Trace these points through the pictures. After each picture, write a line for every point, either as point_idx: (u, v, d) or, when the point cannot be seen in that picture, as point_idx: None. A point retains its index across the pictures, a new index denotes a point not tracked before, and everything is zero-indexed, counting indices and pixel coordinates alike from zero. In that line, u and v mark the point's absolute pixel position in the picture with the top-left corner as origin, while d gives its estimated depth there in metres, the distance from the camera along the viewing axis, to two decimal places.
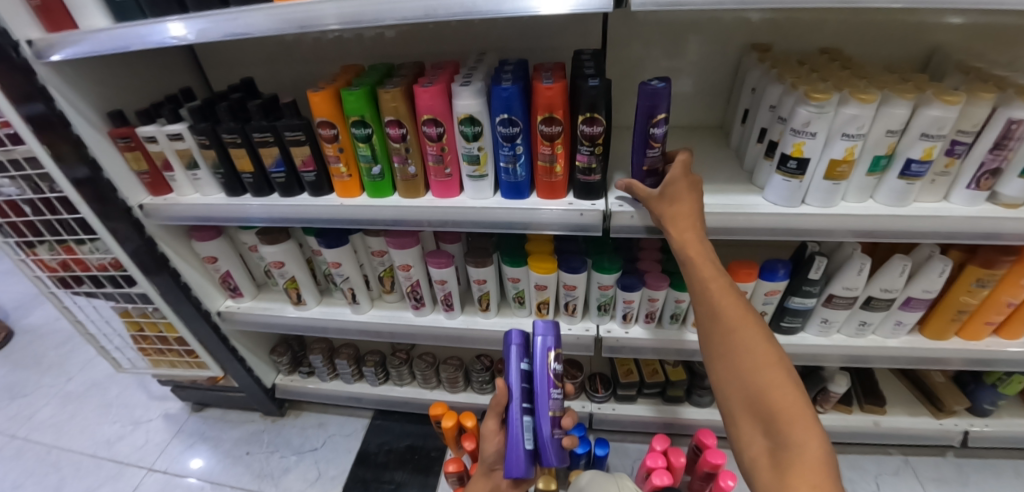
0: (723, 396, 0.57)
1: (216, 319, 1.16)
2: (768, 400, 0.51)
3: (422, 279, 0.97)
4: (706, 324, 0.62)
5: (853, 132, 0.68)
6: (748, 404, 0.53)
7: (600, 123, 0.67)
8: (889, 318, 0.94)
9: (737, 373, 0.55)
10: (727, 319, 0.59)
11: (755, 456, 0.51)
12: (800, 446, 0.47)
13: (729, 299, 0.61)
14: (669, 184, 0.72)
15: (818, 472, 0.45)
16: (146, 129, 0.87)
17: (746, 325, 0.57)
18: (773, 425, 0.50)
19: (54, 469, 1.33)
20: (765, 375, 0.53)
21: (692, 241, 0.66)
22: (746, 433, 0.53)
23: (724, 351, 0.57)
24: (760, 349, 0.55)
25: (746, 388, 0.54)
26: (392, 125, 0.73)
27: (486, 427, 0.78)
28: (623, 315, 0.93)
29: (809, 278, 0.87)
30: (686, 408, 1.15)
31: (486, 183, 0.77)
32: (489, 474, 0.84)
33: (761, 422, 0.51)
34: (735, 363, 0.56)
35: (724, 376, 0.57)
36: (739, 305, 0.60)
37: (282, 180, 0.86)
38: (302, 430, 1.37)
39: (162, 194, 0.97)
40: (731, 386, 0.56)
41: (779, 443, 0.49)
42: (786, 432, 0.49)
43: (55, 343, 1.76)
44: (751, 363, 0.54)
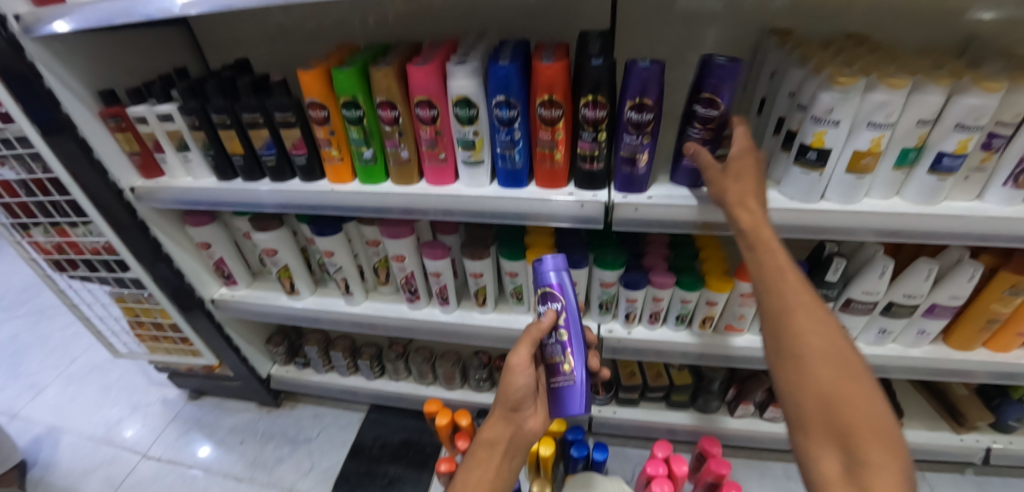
0: (784, 402, 0.51)
1: (210, 307, 1.13)
2: (848, 416, 0.45)
3: (416, 271, 0.94)
4: (771, 320, 0.53)
5: (880, 121, 0.62)
6: (819, 415, 0.47)
7: (604, 106, 0.63)
8: (911, 326, 0.88)
9: (807, 387, 0.48)
10: (791, 307, 0.52)
11: (824, 472, 0.45)
12: (881, 467, 0.42)
13: (804, 296, 0.52)
14: (744, 150, 0.61)
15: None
16: (136, 108, 0.85)
17: (815, 318, 0.51)
18: (850, 442, 0.44)
19: (51, 451, 1.33)
20: (841, 383, 0.47)
21: (762, 224, 0.57)
22: (813, 447, 0.47)
23: (796, 353, 0.50)
24: (834, 351, 0.49)
25: (817, 398, 0.47)
26: (384, 106, 0.70)
27: (514, 359, 0.66)
28: (626, 314, 0.88)
29: (826, 280, 0.81)
30: (691, 413, 1.09)
31: (482, 170, 0.73)
32: (508, 417, 0.70)
33: (835, 435, 0.45)
34: (804, 364, 0.49)
35: (790, 379, 0.50)
36: (811, 295, 0.52)
37: (273, 163, 0.82)
38: (296, 421, 1.35)
39: (155, 176, 0.95)
40: (796, 393, 0.49)
41: (858, 463, 0.43)
42: (865, 452, 0.43)
43: (59, 325, 1.76)
44: (823, 368, 0.48)
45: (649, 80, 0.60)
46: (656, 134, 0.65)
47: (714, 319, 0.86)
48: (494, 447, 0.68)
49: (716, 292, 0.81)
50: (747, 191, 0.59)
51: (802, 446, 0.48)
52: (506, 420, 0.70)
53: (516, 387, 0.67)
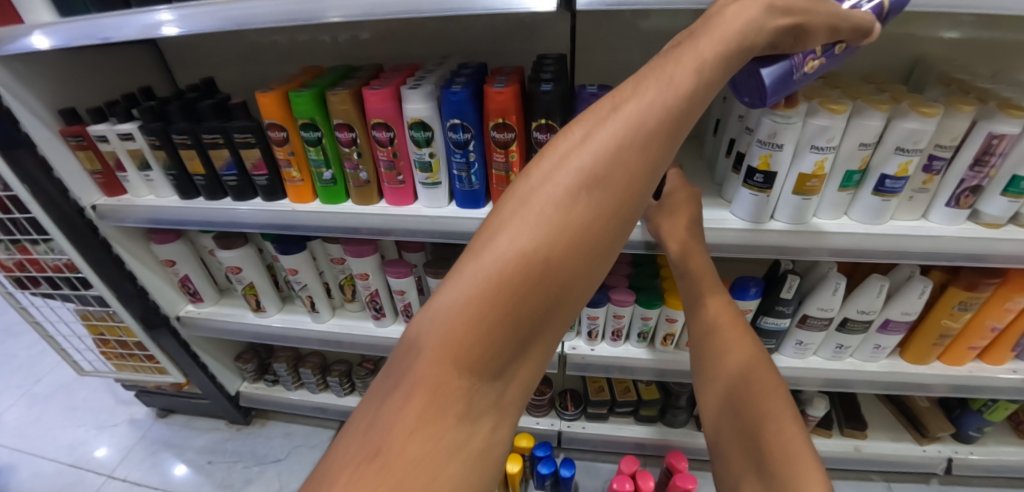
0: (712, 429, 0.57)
1: (176, 325, 1.12)
2: (766, 439, 0.49)
3: (382, 289, 0.94)
4: (699, 349, 0.63)
5: (822, 145, 0.64)
6: (739, 438, 0.52)
7: (555, 130, 0.64)
8: (867, 342, 0.90)
9: (732, 411, 0.54)
10: (720, 340, 0.60)
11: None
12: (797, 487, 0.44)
13: (727, 325, 0.62)
14: (677, 191, 0.70)
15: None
16: (97, 127, 0.84)
17: (741, 349, 0.59)
18: (766, 464, 0.48)
19: (12, 474, 1.30)
20: (760, 404, 0.52)
21: (695, 257, 0.66)
22: (736, 467, 0.51)
23: (720, 379, 0.58)
24: (759, 375, 0.55)
25: (738, 421, 0.53)
26: (342, 128, 0.71)
27: (628, 100, 0.36)
28: (589, 331, 0.89)
29: (781, 297, 0.83)
30: (659, 428, 1.10)
31: (440, 191, 0.74)
32: (437, 380, 0.33)
33: (752, 455, 0.50)
34: (730, 390, 0.56)
35: (716, 404, 0.57)
36: (738, 329, 0.61)
37: (235, 183, 0.82)
38: (267, 440, 1.33)
39: (118, 194, 0.94)
40: (723, 418, 0.55)
41: (772, 482, 0.46)
42: (782, 472, 0.46)
43: (27, 342, 1.73)
44: (749, 392, 0.54)
45: None
46: None
47: (674, 336, 0.88)
48: (498, 333, 0.33)
49: (675, 309, 0.83)
50: (678, 224, 0.67)
51: (728, 469, 0.52)
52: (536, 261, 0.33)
53: (596, 197, 0.34)
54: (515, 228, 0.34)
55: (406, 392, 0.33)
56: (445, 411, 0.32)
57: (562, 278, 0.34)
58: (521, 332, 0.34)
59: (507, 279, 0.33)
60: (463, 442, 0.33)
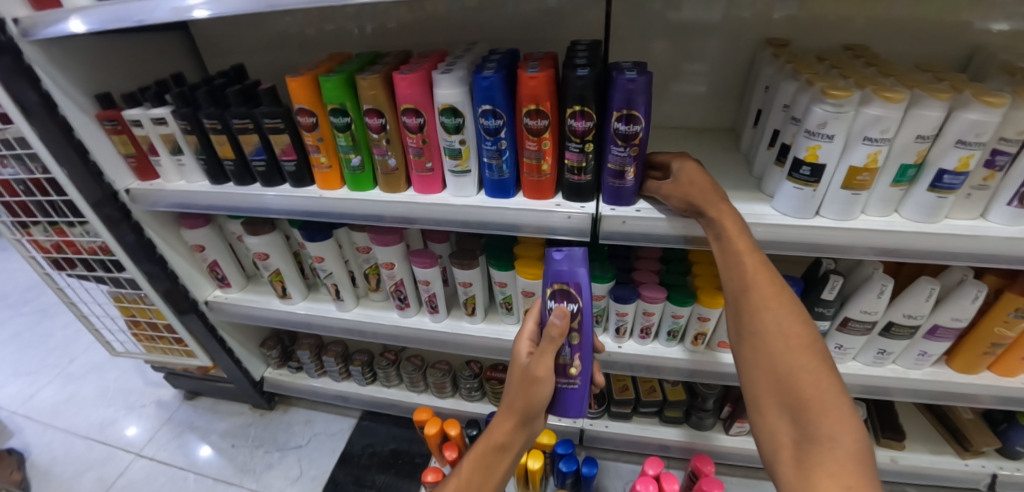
0: (745, 379, 0.56)
1: (204, 309, 1.14)
2: (799, 392, 0.50)
3: (406, 279, 0.93)
4: (734, 301, 0.59)
5: (876, 136, 0.60)
6: (775, 390, 0.52)
7: (590, 118, 0.62)
8: (911, 348, 0.85)
9: (766, 364, 0.53)
10: (754, 296, 0.57)
11: (779, 444, 0.50)
12: (832, 439, 0.46)
13: (764, 275, 0.57)
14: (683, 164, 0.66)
15: (852, 470, 0.44)
16: (131, 112, 0.85)
17: (776, 304, 0.55)
18: (801, 414, 0.49)
19: (46, 449, 1.34)
20: (791, 359, 0.52)
21: (726, 213, 0.61)
22: (771, 417, 0.52)
23: (754, 332, 0.55)
24: (789, 331, 0.53)
25: (772, 375, 0.52)
26: (371, 114, 0.69)
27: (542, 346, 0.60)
28: (617, 328, 0.87)
29: (822, 298, 0.79)
30: (684, 430, 1.07)
31: (468, 180, 0.72)
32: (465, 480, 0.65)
33: (789, 411, 0.50)
34: (764, 345, 0.54)
35: (750, 359, 0.55)
36: (772, 282, 0.57)
37: (263, 169, 0.83)
38: (289, 426, 1.35)
39: (150, 179, 0.95)
40: (758, 372, 0.54)
41: (807, 433, 0.48)
42: (816, 424, 0.47)
43: (62, 324, 1.79)
44: (781, 347, 0.53)
45: (635, 92, 0.59)
46: (644, 146, 0.64)
47: (706, 336, 0.85)
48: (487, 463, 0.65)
49: (709, 308, 0.79)
50: (706, 188, 0.63)
51: (762, 418, 0.53)
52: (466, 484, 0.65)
53: (523, 395, 0.61)
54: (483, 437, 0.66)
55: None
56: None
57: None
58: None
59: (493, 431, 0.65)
60: None
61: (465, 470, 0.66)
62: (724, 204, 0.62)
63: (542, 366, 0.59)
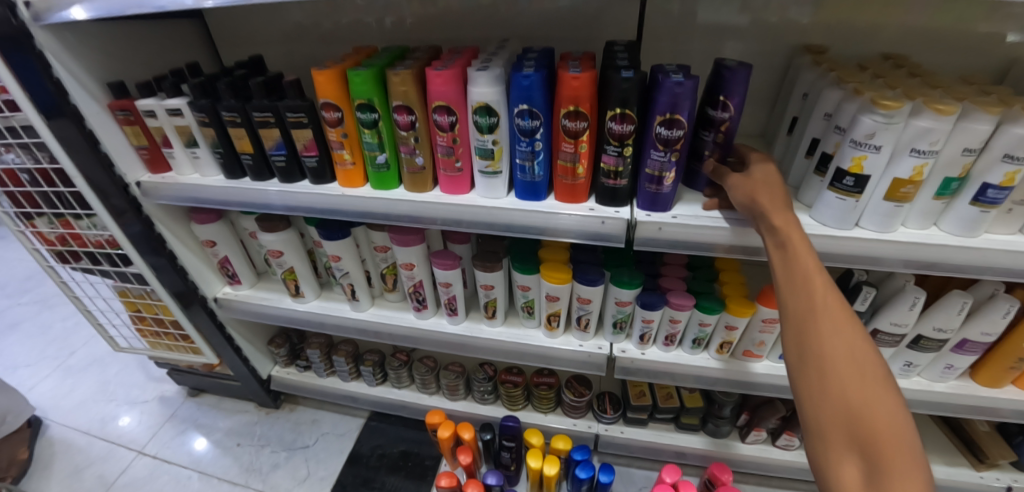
0: (806, 408, 0.48)
1: (212, 305, 1.11)
2: (874, 431, 0.43)
3: (425, 280, 0.91)
4: (793, 320, 0.51)
5: (924, 149, 0.58)
6: (842, 423, 0.45)
7: (631, 121, 0.60)
8: (938, 361, 0.84)
9: (832, 393, 0.46)
10: (823, 322, 0.48)
11: (842, 479, 0.44)
12: (904, 487, 0.40)
13: (832, 298, 0.49)
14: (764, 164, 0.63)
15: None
16: (145, 102, 0.83)
17: (847, 327, 0.48)
18: (874, 454, 0.42)
19: (46, 444, 1.31)
20: (862, 393, 0.45)
21: (792, 225, 0.55)
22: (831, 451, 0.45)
23: (818, 356, 0.48)
24: (860, 359, 0.46)
25: (840, 407, 0.45)
26: (401, 111, 0.67)
27: None
28: (641, 335, 0.85)
29: (853, 310, 0.77)
30: (701, 437, 1.06)
31: (499, 181, 0.70)
32: None
33: (860, 447, 0.43)
34: (833, 374, 0.46)
35: (813, 384, 0.47)
36: (843, 306, 0.49)
37: (283, 165, 0.80)
38: (295, 425, 1.33)
39: (161, 171, 0.93)
40: (820, 399, 0.47)
41: (878, 476, 0.41)
42: (889, 469, 0.41)
43: (62, 314, 1.76)
44: (852, 378, 0.45)
45: (681, 96, 0.57)
46: (684, 152, 0.62)
47: (732, 345, 0.83)
48: None
49: (737, 317, 0.77)
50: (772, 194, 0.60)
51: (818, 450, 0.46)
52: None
53: None
54: None
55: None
56: None
57: None
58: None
59: None
60: None
61: None
62: (789, 213, 0.57)
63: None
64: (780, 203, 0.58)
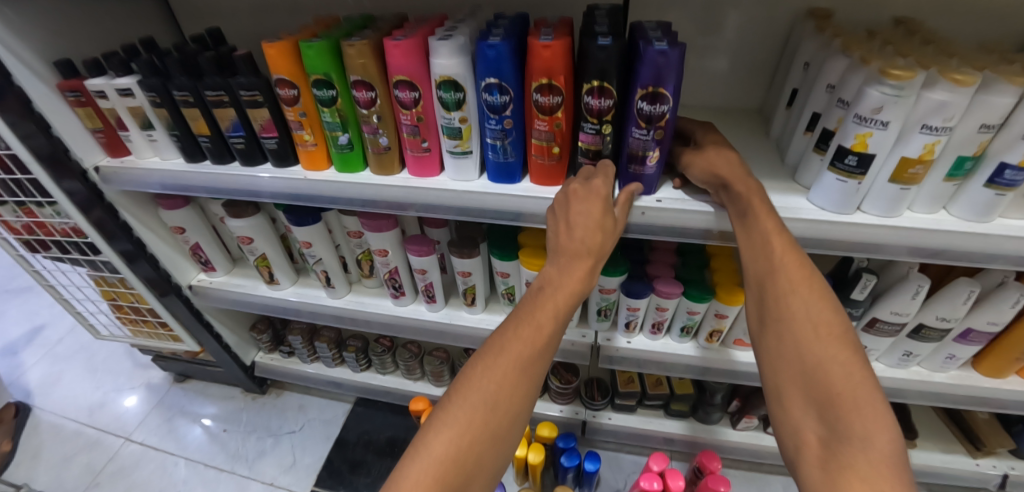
0: (768, 371, 0.50)
1: (188, 293, 1.08)
2: (831, 386, 0.44)
3: (401, 266, 0.86)
4: (756, 285, 0.54)
5: (937, 125, 0.52)
6: (800, 381, 0.46)
7: (610, 95, 0.54)
8: (939, 350, 0.80)
9: (791, 354, 0.48)
10: (780, 283, 0.51)
11: (803, 441, 0.45)
12: (865, 441, 0.40)
13: (791, 259, 0.51)
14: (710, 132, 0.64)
15: (887, 476, 0.38)
16: (94, 81, 0.76)
17: (805, 289, 0.50)
18: (831, 411, 0.43)
19: (34, 433, 1.31)
20: (819, 349, 0.46)
21: (752, 187, 0.55)
22: (794, 411, 0.46)
23: (777, 317, 0.50)
24: (819, 318, 0.48)
25: (798, 365, 0.47)
26: (359, 86, 0.61)
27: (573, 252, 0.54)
28: (626, 323, 0.81)
29: (852, 298, 0.73)
30: (690, 423, 1.04)
31: (469, 162, 0.65)
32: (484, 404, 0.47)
33: (816, 404, 0.45)
34: (790, 333, 0.48)
35: (773, 347, 0.49)
36: (801, 266, 0.51)
37: (242, 146, 0.75)
38: (281, 412, 1.32)
39: (120, 155, 0.87)
40: (781, 361, 0.49)
41: (838, 433, 0.42)
42: (847, 422, 0.42)
43: (48, 302, 1.73)
44: (809, 335, 0.47)
45: (666, 67, 0.50)
46: (669, 129, 0.56)
47: (722, 333, 0.78)
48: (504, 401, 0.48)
49: (727, 305, 0.72)
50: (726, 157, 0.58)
51: (783, 414, 0.47)
52: (515, 370, 0.48)
53: (556, 302, 0.52)
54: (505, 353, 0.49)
55: (433, 423, 0.47)
56: (484, 443, 0.46)
57: (487, 445, 0.46)
58: (490, 435, 0.46)
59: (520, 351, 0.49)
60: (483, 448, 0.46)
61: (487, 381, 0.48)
62: (752, 179, 0.55)
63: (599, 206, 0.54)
64: (740, 173, 0.56)
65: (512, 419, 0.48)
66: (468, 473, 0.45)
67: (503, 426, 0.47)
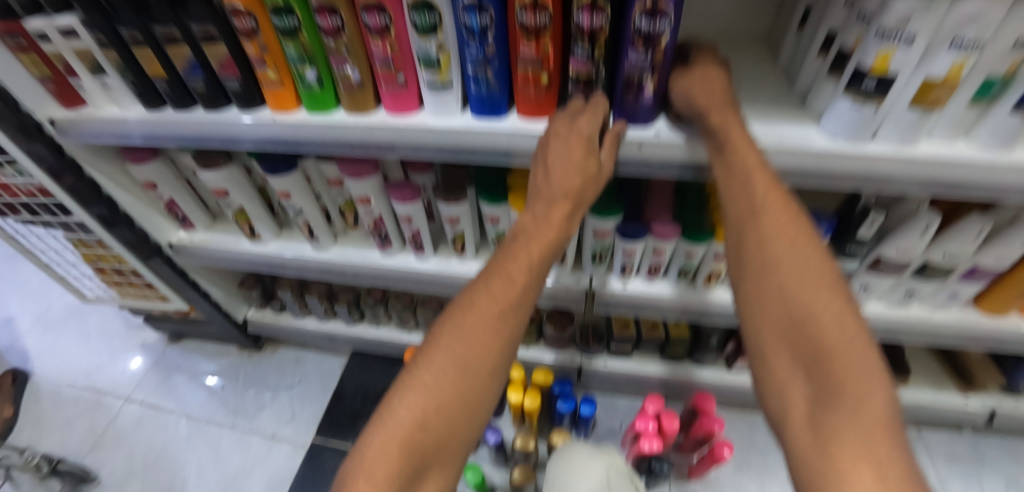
0: (750, 326, 0.44)
1: (169, 252, 1.05)
2: (820, 340, 0.38)
3: (386, 214, 0.82)
4: (737, 231, 0.47)
5: (969, 40, 0.46)
6: (787, 337, 0.41)
7: (605, 12, 0.47)
8: (941, 289, 0.78)
9: (776, 305, 0.42)
10: (763, 227, 0.45)
11: (789, 403, 0.39)
12: (858, 401, 0.34)
13: (776, 199, 0.45)
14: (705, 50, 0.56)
15: (882, 439, 0.32)
16: (31, 22, 0.66)
17: (791, 232, 0.44)
18: (819, 368, 0.37)
19: (35, 398, 1.32)
20: (807, 298, 0.40)
21: (730, 119, 0.48)
22: (779, 369, 0.41)
23: (760, 265, 0.44)
24: (807, 264, 0.42)
25: (783, 318, 0.41)
26: (324, 12, 0.54)
27: (550, 200, 0.52)
28: (621, 267, 0.78)
29: (857, 237, 0.70)
30: (685, 367, 1.04)
31: (450, 96, 0.59)
32: (457, 366, 0.44)
33: (804, 361, 0.39)
34: (774, 283, 0.42)
35: (756, 300, 0.44)
36: (786, 208, 0.45)
37: (202, 89, 0.69)
38: (278, 367, 1.32)
39: (76, 105, 0.79)
40: (765, 315, 0.43)
41: (827, 393, 0.36)
42: (838, 379, 0.36)
43: (33, 267, 1.69)
44: (797, 285, 0.41)
45: None
46: (669, 51, 0.50)
47: (719, 275, 0.76)
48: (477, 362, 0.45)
49: (726, 247, 0.70)
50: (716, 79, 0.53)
51: (769, 373, 0.42)
52: (489, 328, 0.45)
53: (533, 254, 0.49)
54: (478, 310, 0.46)
55: (402, 386, 0.44)
56: (458, 408, 0.43)
57: (461, 409, 0.44)
58: (462, 399, 0.44)
59: (496, 307, 0.46)
60: (457, 412, 0.43)
61: (460, 340, 0.45)
62: (732, 112, 0.49)
63: (580, 148, 0.50)
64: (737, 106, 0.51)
65: (486, 380, 0.45)
66: (436, 441, 0.42)
67: (476, 388, 0.44)
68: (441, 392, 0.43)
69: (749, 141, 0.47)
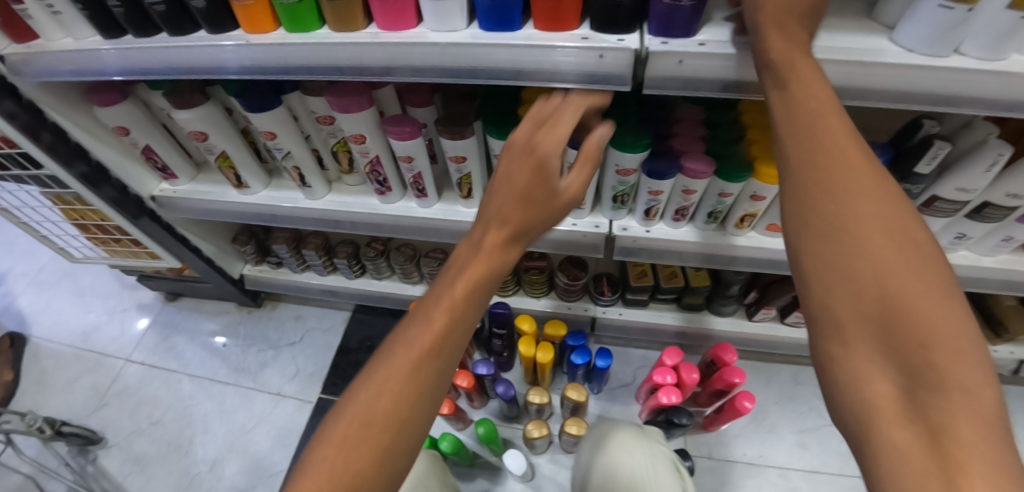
0: (807, 297, 0.33)
1: (153, 206, 0.97)
2: (915, 321, 0.28)
3: (383, 154, 0.74)
4: (792, 175, 0.36)
5: None
6: (863, 313, 0.30)
7: None
8: (996, 232, 0.71)
9: (850, 272, 0.31)
10: (835, 172, 0.33)
11: (863, 399, 0.30)
12: (960, 400, 0.27)
13: (845, 142, 0.34)
14: None
15: (996, 451, 0.25)
16: None
17: (867, 176, 0.33)
18: (910, 359, 0.28)
19: (35, 360, 1.29)
20: (893, 263, 0.30)
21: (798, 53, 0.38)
22: (853, 359, 0.30)
23: (829, 215, 0.33)
24: (888, 215, 0.31)
25: (859, 290, 0.31)
26: None
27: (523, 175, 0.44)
28: (646, 210, 0.71)
29: (915, 173, 0.61)
30: (703, 317, 0.99)
31: (454, 5, 0.50)
32: (408, 373, 0.38)
33: (885, 349, 0.29)
34: (850, 239, 0.31)
35: (818, 264, 0.33)
36: (858, 150, 0.34)
37: (163, 9, 0.58)
38: (279, 323, 1.28)
39: (26, 39, 0.70)
40: (831, 281, 0.32)
41: (922, 394, 0.28)
42: (940, 374, 0.27)
43: (18, 228, 1.62)
44: (879, 243, 0.30)
45: None
46: None
47: (754, 217, 0.69)
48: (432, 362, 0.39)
49: (765, 185, 0.63)
50: None
51: (832, 361, 0.32)
52: (442, 332, 0.40)
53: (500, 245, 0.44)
54: (438, 309, 0.41)
55: (349, 398, 0.38)
56: (409, 421, 0.37)
57: (415, 421, 0.38)
58: (415, 408, 0.38)
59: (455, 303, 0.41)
60: (407, 423, 0.37)
61: (415, 341, 0.39)
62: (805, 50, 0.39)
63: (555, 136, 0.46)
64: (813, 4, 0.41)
65: (441, 388, 0.39)
66: (387, 457, 0.36)
67: (433, 394, 0.39)
68: (393, 401, 0.37)
69: (819, 79, 0.38)
